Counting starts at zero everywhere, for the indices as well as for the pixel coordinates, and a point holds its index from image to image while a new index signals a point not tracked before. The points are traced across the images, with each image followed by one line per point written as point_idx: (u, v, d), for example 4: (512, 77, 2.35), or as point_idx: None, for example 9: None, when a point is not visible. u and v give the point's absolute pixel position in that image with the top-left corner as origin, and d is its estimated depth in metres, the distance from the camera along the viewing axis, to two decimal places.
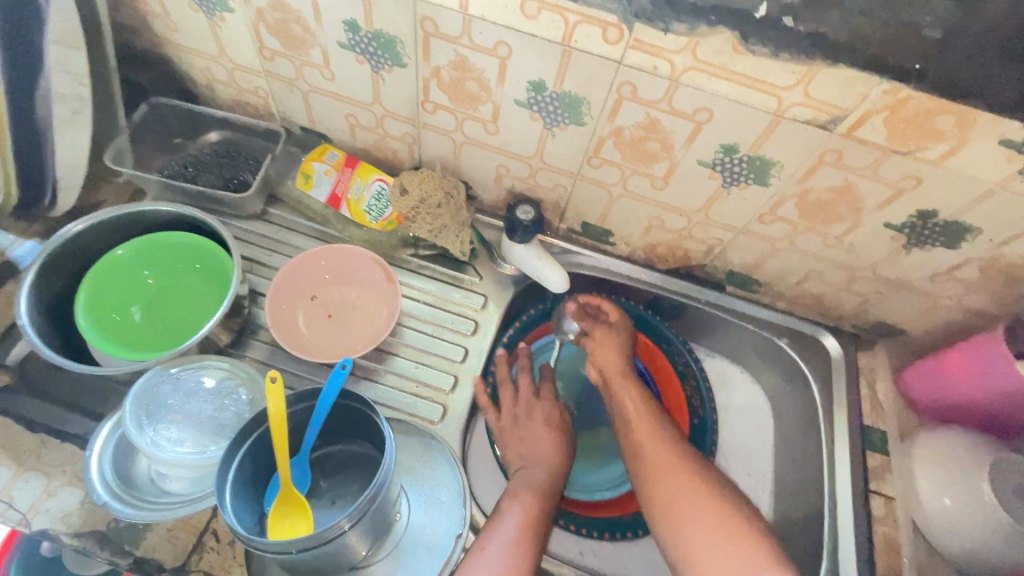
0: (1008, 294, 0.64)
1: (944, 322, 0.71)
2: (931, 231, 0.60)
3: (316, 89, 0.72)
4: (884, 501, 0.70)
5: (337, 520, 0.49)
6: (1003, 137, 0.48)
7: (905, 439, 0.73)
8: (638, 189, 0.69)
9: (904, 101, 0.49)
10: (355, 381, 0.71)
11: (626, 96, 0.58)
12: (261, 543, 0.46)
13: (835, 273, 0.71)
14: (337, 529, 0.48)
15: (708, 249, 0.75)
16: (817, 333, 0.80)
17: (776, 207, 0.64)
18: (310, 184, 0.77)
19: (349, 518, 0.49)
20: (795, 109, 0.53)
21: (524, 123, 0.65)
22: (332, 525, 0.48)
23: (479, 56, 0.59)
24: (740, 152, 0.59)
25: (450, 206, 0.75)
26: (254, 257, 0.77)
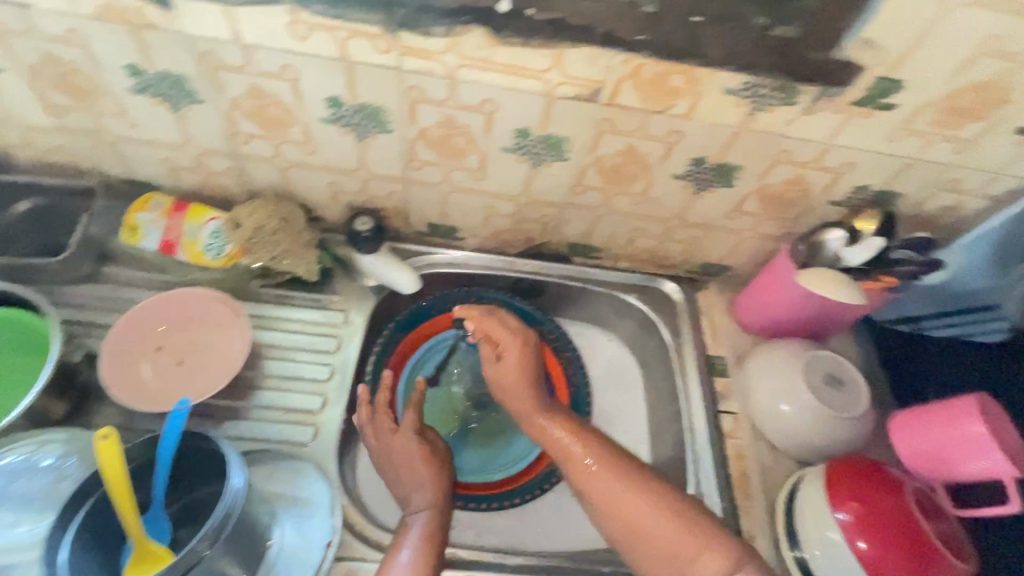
0: (786, 217, 0.74)
1: (752, 252, 0.82)
2: (709, 175, 0.69)
3: (121, 138, 0.70)
4: (732, 418, 0.78)
5: (194, 546, 0.49)
6: (723, 86, 0.58)
7: (743, 360, 0.82)
8: (463, 182, 0.74)
9: (639, 68, 0.56)
10: (217, 422, 0.69)
11: (417, 99, 0.62)
12: None
13: (654, 227, 0.79)
14: (197, 559, 0.49)
15: (544, 227, 0.81)
16: (659, 283, 0.89)
17: (581, 177, 0.71)
18: (138, 236, 0.74)
19: (205, 540, 0.49)
20: (561, 88, 0.59)
21: (336, 139, 0.68)
22: (187, 552, 0.48)
23: (270, 82, 0.61)
24: (533, 134, 0.65)
25: (289, 231, 0.75)
26: (89, 320, 0.74)
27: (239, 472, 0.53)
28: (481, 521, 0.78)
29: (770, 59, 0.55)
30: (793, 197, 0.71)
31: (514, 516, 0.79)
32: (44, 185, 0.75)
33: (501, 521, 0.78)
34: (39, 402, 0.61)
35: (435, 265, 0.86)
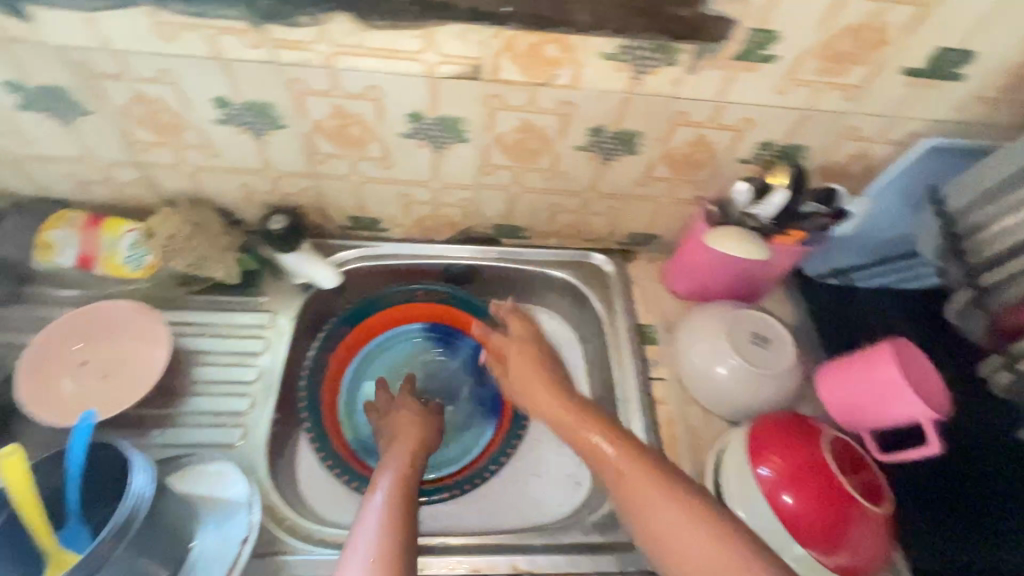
0: (699, 180, 0.74)
1: (675, 219, 0.82)
2: (611, 145, 0.69)
3: (23, 157, 0.70)
4: (664, 385, 0.79)
5: (98, 545, 0.49)
6: (601, 52, 0.57)
7: (672, 328, 0.82)
8: (371, 172, 0.73)
9: (513, 41, 0.56)
10: (142, 434, 0.70)
11: (303, 92, 0.62)
12: None
13: (571, 202, 0.79)
14: (100, 562, 0.49)
15: (464, 211, 0.81)
16: (590, 257, 0.89)
17: (487, 158, 0.71)
18: (55, 254, 0.75)
19: (107, 540, 0.49)
20: (441, 67, 0.59)
21: (234, 139, 0.68)
22: (88, 552, 0.48)
23: (153, 87, 0.61)
24: (427, 117, 0.65)
25: (203, 235, 0.75)
26: (10, 341, 0.74)
27: (144, 475, 0.53)
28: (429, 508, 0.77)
29: (639, 20, 0.55)
30: (700, 159, 0.71)
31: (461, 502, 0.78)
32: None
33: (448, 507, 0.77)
34: None
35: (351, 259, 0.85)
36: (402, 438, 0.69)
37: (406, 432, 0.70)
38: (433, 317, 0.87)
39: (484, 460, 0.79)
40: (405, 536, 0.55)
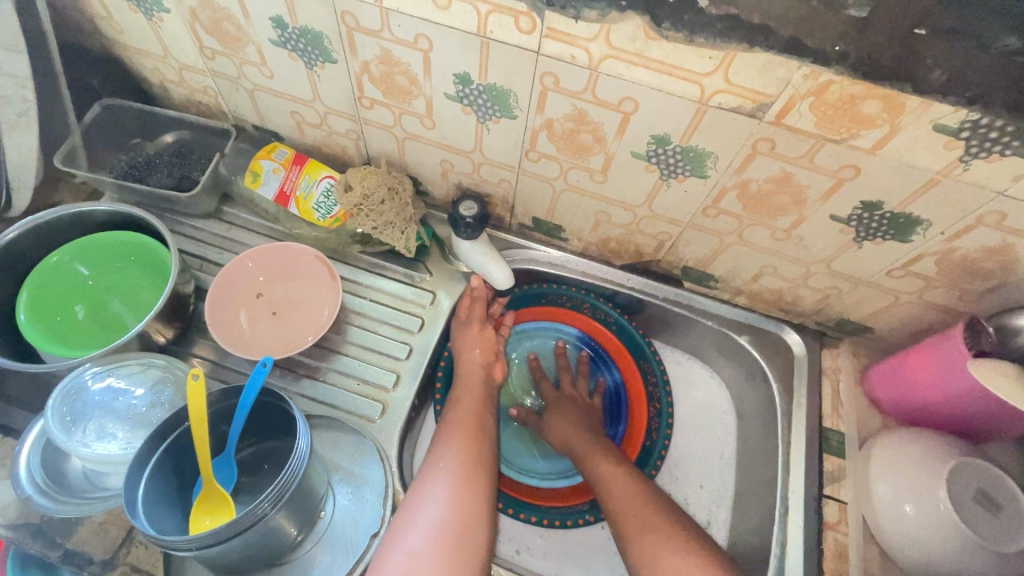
0: (970, 288, 0.60)
1: (909, 319, 0.68)
2: (879, 224, 0.57)
3: (259, 87, 0.72)
4: (839, 506, 0.66)
5: (258, 503, 0.50)
6: (937, 122, 0.45)
7: (864, 443, 0.69)
8: (579, 182, 0.67)
9: (827, 85, 0.46)
10: (296, 379, 0.71)
11: (550, 87, 0.56)
12: (181, 541, 0.46)
13: (789, 268, 0.68)
14: (259, 517, 0.50)
15: (659, 244, 0.73)
16: (779, 329, 0.77)
17: (717, 200, 0.62)
18: (258, 182, 0.76)
19: (270, 500, 0.50)
20: (719, 96, 0.50)
21: (457, 117, 0.64)
22: (253, 509, 0.49)
23: (402, 50, 0.58)
24: (672, 143, 0.57)
25: (394, 202, 0.74)
26: (203, 256, 0.78)
27: (304, 440, 0.54)
28: (523, 536, 0.74)
29: (1011, 96, 0.42)
30: (986, 268, 0.57)
31: (556, 540, 0.74)
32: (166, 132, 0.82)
33: (542, 542, 0.74)
34: (151, 325, 0.64)
35: (514, 259, 0.82)
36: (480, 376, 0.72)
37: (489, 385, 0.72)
38: (594, 332, 0.84)
39: (585, 504, 0.74)
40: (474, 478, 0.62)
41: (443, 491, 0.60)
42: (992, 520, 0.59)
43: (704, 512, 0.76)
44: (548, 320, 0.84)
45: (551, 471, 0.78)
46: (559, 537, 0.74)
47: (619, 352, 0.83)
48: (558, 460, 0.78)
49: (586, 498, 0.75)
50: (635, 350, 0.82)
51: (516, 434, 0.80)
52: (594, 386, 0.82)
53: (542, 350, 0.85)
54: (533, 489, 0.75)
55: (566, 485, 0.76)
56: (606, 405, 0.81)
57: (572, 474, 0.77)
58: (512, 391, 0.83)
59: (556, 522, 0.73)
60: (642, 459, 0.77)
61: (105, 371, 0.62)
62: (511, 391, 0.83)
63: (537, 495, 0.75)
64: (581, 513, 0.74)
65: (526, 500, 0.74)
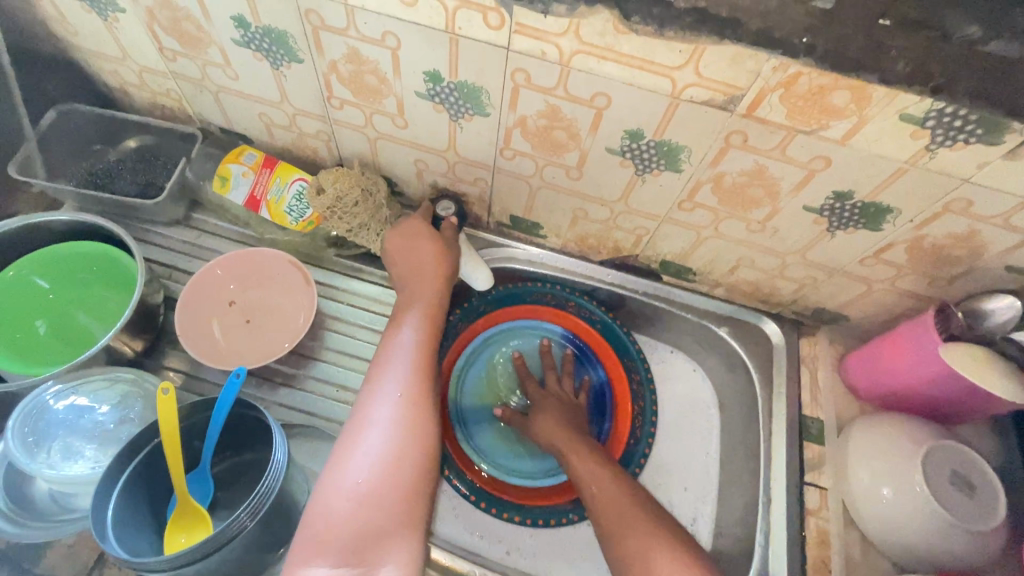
0: (940, 274, 0.61)
1: (883, 306, 0.69)
2: (851, 213, 0.57)
3: (224, 89, 0.69)
4: (819, 493, 0.67)
5: (236, 517, 0.49)
6: (904, 112, 0.46)
7: (842, 429, 0.70)
8: (555, 178, 0.66)
9: (797, 77, 0.46)
10: (273, 388, 0.70)
11: (522, 84, 0.55)
12: (154, 563, 0.45)
13: (766, 259, 0.69)
14: (237, 532, 0.49)
15: (637, 239, 0.73)
16: (758, 320, 0.78)
17: (692, 193, 0.62)
18: (227, 187, 0.74)
19: (247, 514, 0.49)
20: (691, 90, 0.50)
21: (429, 116, 0.63)
22: (230, 524, 0.48)
23: (370, 48, 0.57)
24: (646, 138, 0.56)
25: (368, 204, 0.72)
26: (172, 264, 0.76)
27: (282, 450, 0.53)
28: (510, 536, 0.74)
29: (975, 84, 0.43)
30: (956, 254, 0.58)
31: (543, 538, 0.74)
32: (128, 137, 0.79)
33: (531, 542, 0.74)
34: (118, 338, 0.62)
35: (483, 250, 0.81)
36: (422, 275, 0.69)
37: (423, 278, 0.69)
38: (579, 330, 0.83)
39: (570, 502, 0.75)
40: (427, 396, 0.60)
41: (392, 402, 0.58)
42: (966, 505, 0.60)
43: (689, 505, 0.77)
44: (531, 318, 0.84)
45: (537, 469, 0.77)
46: (547, 536, 0.74)
47: (606, 354, 0.83)
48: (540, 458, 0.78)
49: (569, 497, 0.75)
50: (620, 348, 0.83)
51: (501, 433, 0.79)
52: (579, 385, 0.82)
53: (527, 349, 0.84)
54: (516, 490, 0.76)
55: (553, 483, 0.76)
56: (591, 405, 0.81)
57: (555, 472, 0.76)
58: (497, 390, 0.81)
59: (540, 522, 0.74)
60: (627, 457, 0.78)
61: (69, 388, 0.59)
62: (496, 389, 0.81)
63: (520, 497, 0.75)
64: (567, 511, 0.74)
65: (512, 500, 0.75)
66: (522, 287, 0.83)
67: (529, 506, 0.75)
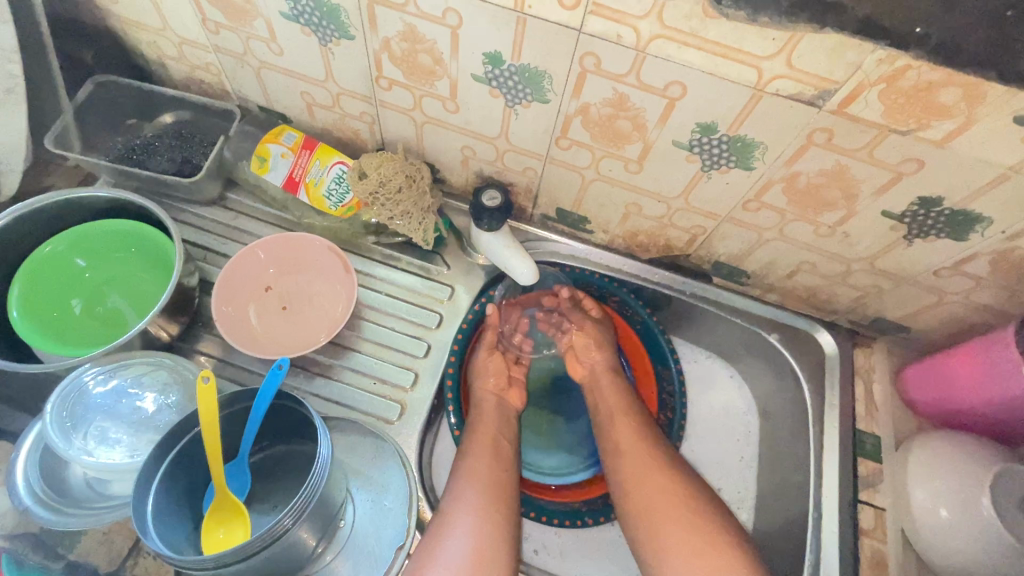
0: (1022, 289, 0.57)
1: (951, 319, 0.65)
2: (935, 221, 0.53)
3: (267, 65, 0.66)
4: (874, 512, 0.64)
5: (279, 517, 0.47)
6: (1019, 113, 0.42)
7: (900, 446, 0.67)
8: (611, 171, 0.63)
9: (903, 71, 0.42)
10: (309, 378, 0.68)
11: (589, 69, 0.51)
12: (197, 561, 0.43)
13: (829, 265, 0.65)
14: (280, 532, 0.47)
15: (691, 239, 0.70)
16: (811, 328, 0.75)
17: (761, 192, 0.58)
18: (266, 168, 0.72)
19: (292, 514, 0.47)
20: (778, 82, 0.46)
21: (484, 100, 0.60)
22: (274, 523, 0.46)
23: (429, 25, 0.53)
24: (719, 132, 0.53)
25: (412, 190, 0.69)
26: (207, 246, 0.74)
27: (326, 447, 0.51)
28: (537, 534, 0.72)
29: None
30: None
31: (571, 538, 0.72)
32: (165, 113, 0.77)
33: (558, 541, 0.72)
34: (155, 322, 0.60)
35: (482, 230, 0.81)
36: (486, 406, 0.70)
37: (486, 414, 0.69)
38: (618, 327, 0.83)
39: (585, 505, 0.71)
40: (497, 508, 0.59)
41: (466, 516, 0.58)
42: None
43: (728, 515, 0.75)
44: None
45: (554, 467, 0.75)
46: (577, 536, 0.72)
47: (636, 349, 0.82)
48: (555, 457, 0.75)
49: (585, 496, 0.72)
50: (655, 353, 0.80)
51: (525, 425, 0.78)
52: None
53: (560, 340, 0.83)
54: (532, 484, 0.73)
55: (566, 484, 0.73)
56: None
57: (567, 472, 0.74)
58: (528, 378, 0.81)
59: (555, 520, 0.70)
60: None
61: (108, 371, 0.58)
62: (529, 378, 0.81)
63: (535, 490, 0.73)
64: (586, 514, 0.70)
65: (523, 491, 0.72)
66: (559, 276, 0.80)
67: (544, 502, 0.72)
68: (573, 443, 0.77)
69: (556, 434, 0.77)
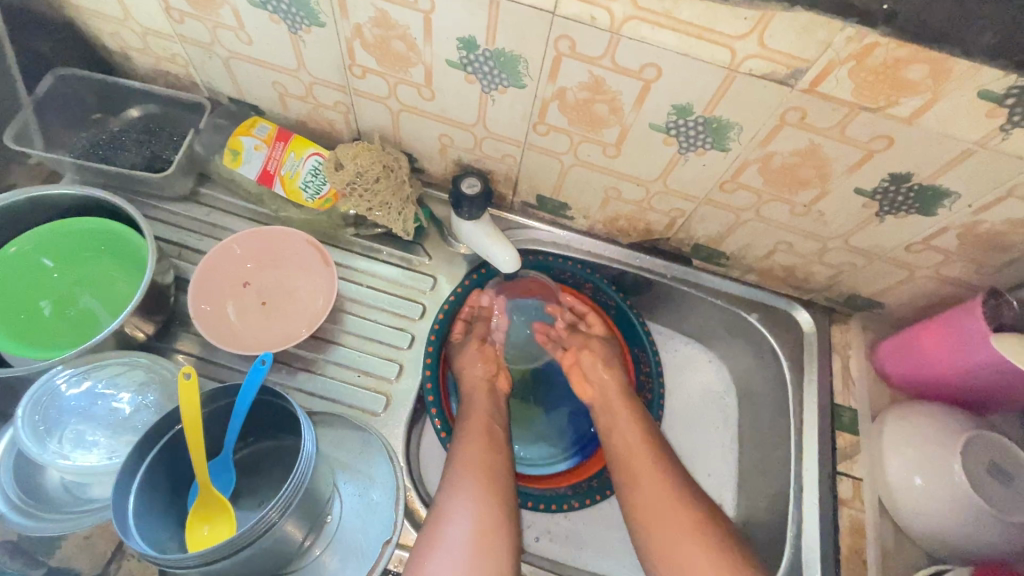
0: (989, 262, 0.59)
1: (922, 293, 0.67)
2: (904, 197, 0.55)
3: (236, 55, 0.65)
4: (852, 483, 0.66)
5: (265, 511, 0.46)
6: (982, 88, 0.43)
7: (875, 418, 0.69)
8: (589, 156, 0.63)
9: (871, 49, 0.43)
10: (291, 373, 0.67)
11: (564, 52, 0.51)
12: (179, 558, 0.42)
13: (805, 244, 0.66)
14: (266, 527, 0.46)
15: (670, 222, 0.70)
16: (789, 307, 0.76)
17: (737, 173, 0.59)
18: (239, 161, 0.70)
19: (278, 508, 0.46)
20: (751, 62, 0.47)
21: (459, 87, 0.59)
22: (260, 518, 0.45)
23: (401, 11, 0.52)
24: (695, 113, 0.53)
25: (390, 181, 0.69)
26: (182, 242, 0.72)
27: (310, 440, 0.50)
28: (539, 522, 0.72)
29: None
30: (1009, 240, 0.56)
31: (577, 520, 0.73)
32: (131, 107, 0.74)
33: (564, 526, 0.73)
34: (129, 321, 0.58)
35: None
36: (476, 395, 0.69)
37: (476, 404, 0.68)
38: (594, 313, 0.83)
39: (568, 488, 0.72)
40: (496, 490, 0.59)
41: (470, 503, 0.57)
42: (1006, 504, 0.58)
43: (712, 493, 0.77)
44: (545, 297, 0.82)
45: (535, 457, 0.76)
46: (576, 520, 0.73)
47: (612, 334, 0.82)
48: (535, 448, 0.77)
49: (569, 482, 0.73)
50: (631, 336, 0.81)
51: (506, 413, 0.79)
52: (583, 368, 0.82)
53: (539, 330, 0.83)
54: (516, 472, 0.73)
55: (545, 473, 0.74)
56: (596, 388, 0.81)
57: (545, 463, 0.76)
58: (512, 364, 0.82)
59: (541, 506, 0.70)
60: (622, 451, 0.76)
61: (82, 373, 0.57)
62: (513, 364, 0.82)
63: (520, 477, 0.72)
64: (567, 497, 0.71)
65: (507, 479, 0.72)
66: (536, 260, 0.78)
67: (530, 489, 0.72)
68: (552, 433, 0.78)
69: (535, 424, 0.78)
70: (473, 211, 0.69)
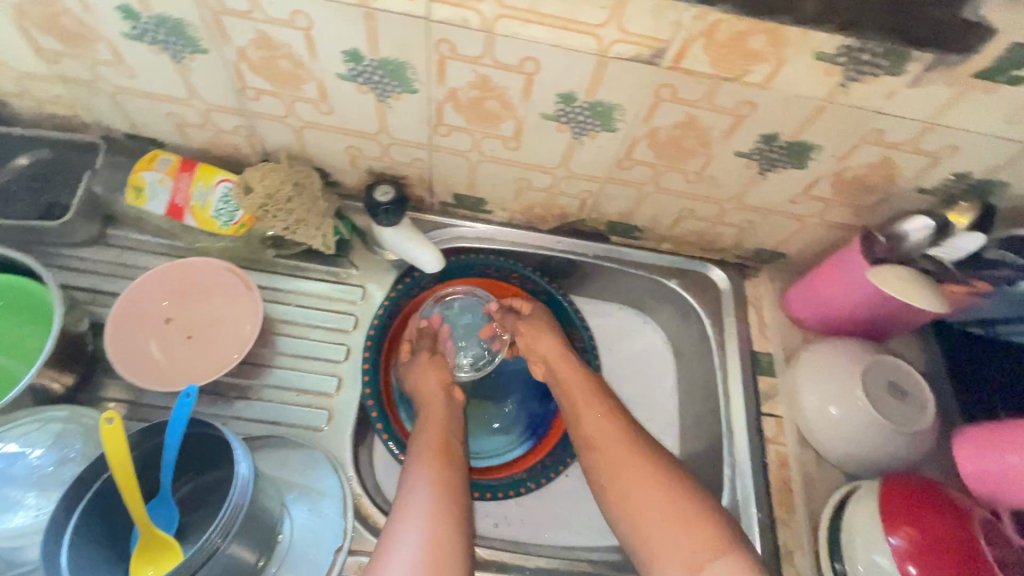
0: (862, 204, 0.65)
1: (815, 240, 0.73)
2: (780, 155, 0.60)
3: (120, 89, 0.63)
4: (775, 422, 0.72)
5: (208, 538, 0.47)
6: (817, 50, 0.48)
7: (789, 360, 0.75)
8: (494, 152, 0.66)
9: (715, 25, 0.47)
10: (230, 402, 0.66)
11: (447, 55, 0.53)
12: None
13: (706, 209, 0.71)
14: (211, 553, 0.47)
15: (583, 204, 0.74)
16: (705, 268, 0.81)
17: (631, 151, 0.63)
18: (143, 198, 0.68)
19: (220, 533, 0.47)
20: (616, 47, 0.50)
21: (355, 98, 0.60)
22: (202, 545, 0.46)
23: (279, 30, 0.53)
24: (580, 100, 0.56)
25: (303, 197, 0.69)
26: (94, 288, 0.71)
27: (246, 464, 0.51)
28: (494, 509, 0.75)
29: (883, 18, 0.45)
30: (873, 182, 0.62)
31: (530, 504, 0.76)
32: (21, 150, 0.70)
33: (516, 510, 0.75)
34: (42, 375, 0.57)
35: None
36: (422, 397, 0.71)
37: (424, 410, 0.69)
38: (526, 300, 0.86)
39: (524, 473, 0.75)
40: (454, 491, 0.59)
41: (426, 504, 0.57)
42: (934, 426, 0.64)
43: None
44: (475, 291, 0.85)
45: (490, 449, 0.78)
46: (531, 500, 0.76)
47: None
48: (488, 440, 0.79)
49: (522, 467, 0.76)
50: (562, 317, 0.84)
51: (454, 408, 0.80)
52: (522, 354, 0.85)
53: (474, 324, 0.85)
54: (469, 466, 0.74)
55: (500, 462, 0.77)
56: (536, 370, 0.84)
57: (498, 453, 0.78)
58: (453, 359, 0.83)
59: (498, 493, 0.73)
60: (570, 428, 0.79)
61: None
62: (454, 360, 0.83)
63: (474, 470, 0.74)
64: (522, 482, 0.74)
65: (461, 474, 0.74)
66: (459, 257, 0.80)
67: (487, 480, 0.74)
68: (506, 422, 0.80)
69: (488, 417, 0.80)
70: (391, 216, 0.69)
